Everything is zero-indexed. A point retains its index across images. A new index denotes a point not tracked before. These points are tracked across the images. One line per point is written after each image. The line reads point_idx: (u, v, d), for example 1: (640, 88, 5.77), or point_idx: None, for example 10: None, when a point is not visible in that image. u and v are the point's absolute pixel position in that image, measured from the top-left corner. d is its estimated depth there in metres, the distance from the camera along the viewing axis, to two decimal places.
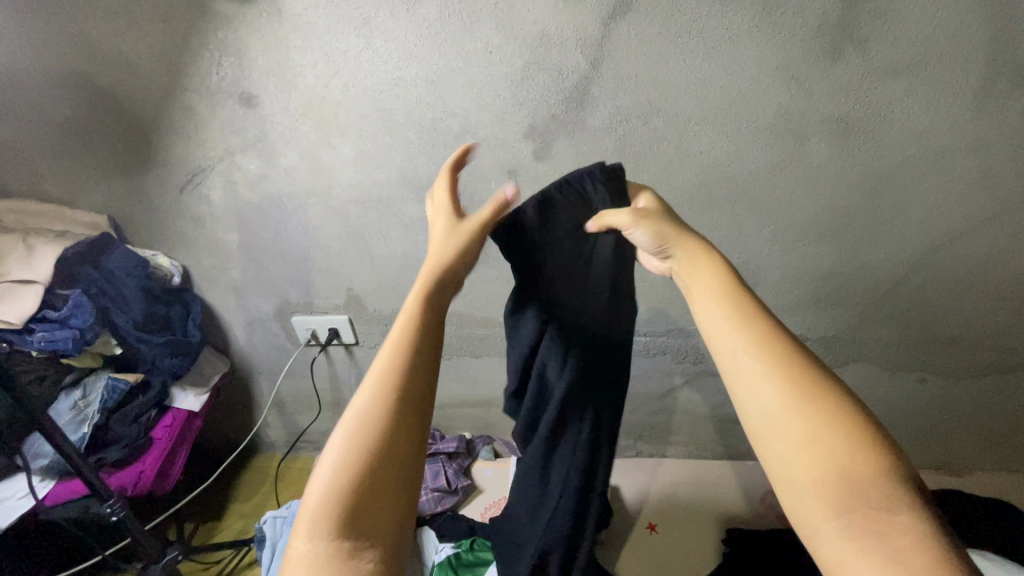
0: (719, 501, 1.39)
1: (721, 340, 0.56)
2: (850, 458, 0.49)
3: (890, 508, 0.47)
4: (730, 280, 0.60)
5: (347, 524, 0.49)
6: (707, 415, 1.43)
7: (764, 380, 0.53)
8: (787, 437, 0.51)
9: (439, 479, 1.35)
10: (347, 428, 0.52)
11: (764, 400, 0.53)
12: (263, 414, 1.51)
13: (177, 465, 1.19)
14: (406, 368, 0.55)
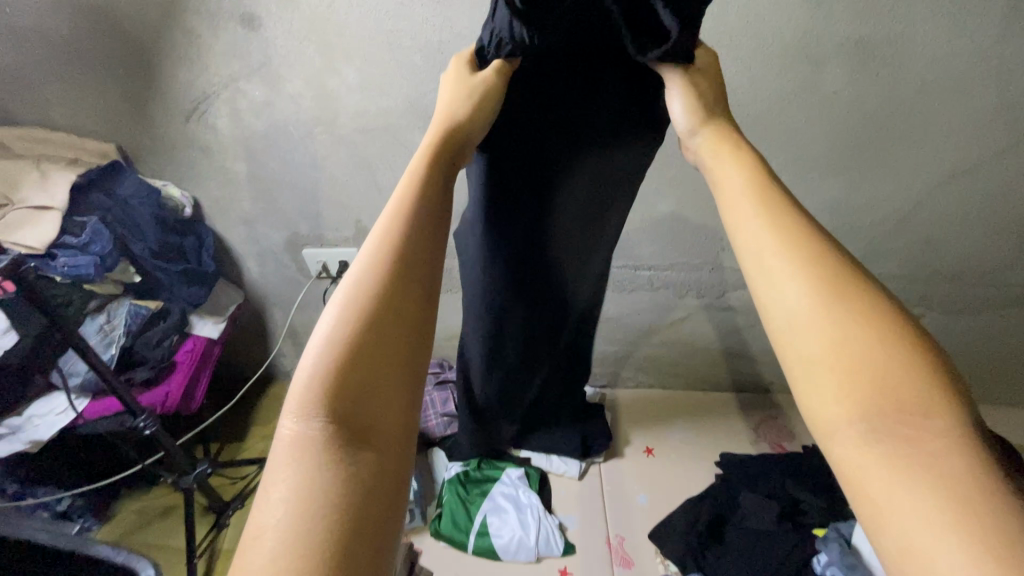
0: (717, 429, 1.47)
1: (741, 230, 0.46)
2: (886, 362, 0.37)
3: (927, 421, 0.35)
4: (764, 172, 0.49)
5: (350, 400, 0.39)
6: (709, 348, 1.47)
7: (789, 269, 0.42)
8: (811, 332, 0.39)
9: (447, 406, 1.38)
10: (346, 294, 0.43)
11: (787, 286, 0.42)
12: (278, 344, 1.57)
13: (201, 386, 1.27)
14: (408, 231, 0.46)
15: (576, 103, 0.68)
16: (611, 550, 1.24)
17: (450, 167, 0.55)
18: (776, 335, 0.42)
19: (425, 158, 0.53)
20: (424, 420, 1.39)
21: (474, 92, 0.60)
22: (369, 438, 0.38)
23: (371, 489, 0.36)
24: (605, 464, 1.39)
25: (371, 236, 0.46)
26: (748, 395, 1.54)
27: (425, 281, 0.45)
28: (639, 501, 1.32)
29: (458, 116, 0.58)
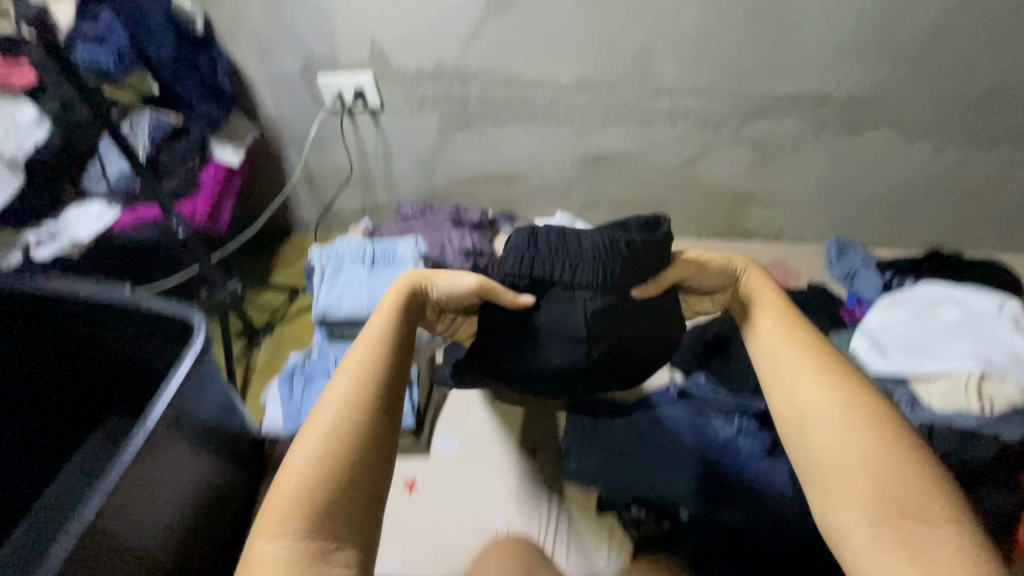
0: None
1: (794, 372, 0.78)
2: (901, 466, 0.67)
3: (931, 521, 0.63)
4: (801, 322, 0.83)
5: (327, 511, 0.61)
6: (725, 186, 1.52)
7: (824, 390, 0.75)
8: (843, 434, 0.70)
9: (466, 243, 1.45)
10: (323, 433, 0.66)
11: (819, 399, 0.74)
12: (295, 191, 1.60)
13: (226, 209, 1.30)
14: (371, 394, 0.71)
15: (615, 322, 0.91)
16: None
17: (405, 333, 0.81)
18: (804, 426, 0.75)
19: (379, 336, 0.78)
20: (442, 256, 1.45)
21: (458, 289, 0.88)
22: (337, 530, 0.61)
23: (348, 560, 0.60)
24: None
25: (339, 394, 0.70)
26: (763, 242, 1.62)
27: (389, 424, 0.71)
28: None
29: (409, 292, 0.85)
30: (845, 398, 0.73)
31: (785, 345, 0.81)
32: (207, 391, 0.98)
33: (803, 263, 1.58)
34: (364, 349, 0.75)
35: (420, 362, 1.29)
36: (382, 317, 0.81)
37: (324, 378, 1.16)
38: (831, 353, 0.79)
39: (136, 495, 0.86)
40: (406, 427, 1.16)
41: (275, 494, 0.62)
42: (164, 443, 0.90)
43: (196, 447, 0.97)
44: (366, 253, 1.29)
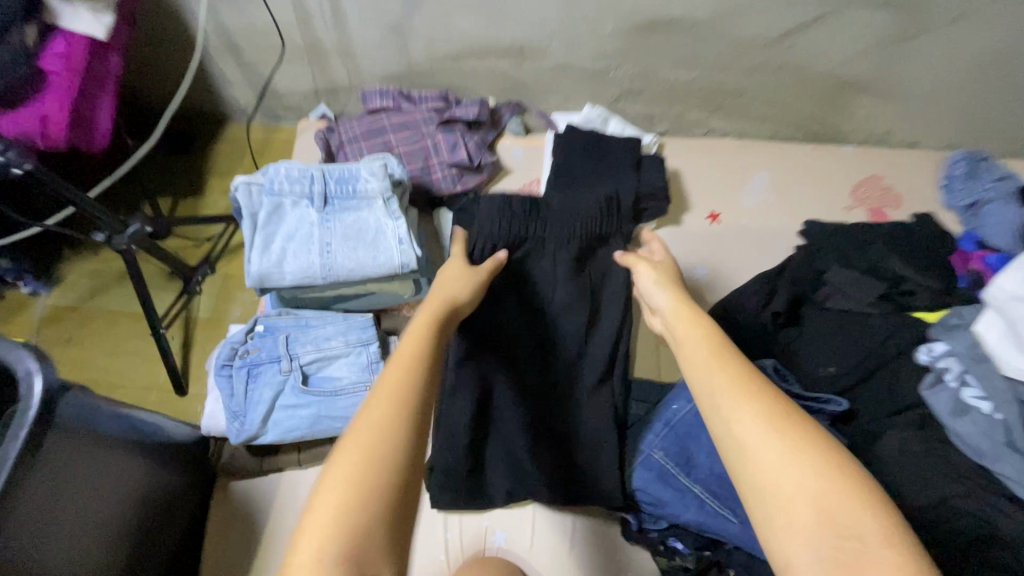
0: (811, 193, 1.18)
1: (711, 390, 0.55)
2: (828, 473, 0.48)
3: (863, 537, 0.44)
4: (716, 333, 0.61)
5: (360, 554, 0.44)
6: (826, 74, 1.07)
7: (745, 402, 0.53)
8: (770, 461, 0.49)
9: (457, 153, 1.08)
10: (343, 456, 0.47)
11: (742, 425, 0.52)
12: (219, 64, 1.16)
13: (102, 115, 0.90)
14: (399, 400, 0.51)
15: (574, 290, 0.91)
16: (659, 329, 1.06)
17: (442, 325, 0.61)
18: (722, 440, 0.53)
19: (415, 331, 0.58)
20: (427, 173, 1.09)
21: (474, 284, 0.71)
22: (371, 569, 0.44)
23: None
24: (661, 232, 1.15)
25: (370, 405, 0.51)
26: (855, 147, 1.22)
27: (419, 447, 0.50)
28: (695, 273, 1.11)
29: (445, 285, 0.68)
30: (749, 411, 0.52)
31: (706, 365, 0.58)
32: (93, 417, 0.72)
33: (906, 180, 1.19)
34: (396, 372, 0.53)
35: (400, 324, 1.01)
36: (420, 327, 0.59)
37: (272, 364, 0.88)
38: (728, 355, 0.58)
39: (29, 539, 0.63)
40: None
41: (294, 552, 0.44)
42: (54, 476, 0.65)
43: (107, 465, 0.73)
44: (313, 182, 0.89)
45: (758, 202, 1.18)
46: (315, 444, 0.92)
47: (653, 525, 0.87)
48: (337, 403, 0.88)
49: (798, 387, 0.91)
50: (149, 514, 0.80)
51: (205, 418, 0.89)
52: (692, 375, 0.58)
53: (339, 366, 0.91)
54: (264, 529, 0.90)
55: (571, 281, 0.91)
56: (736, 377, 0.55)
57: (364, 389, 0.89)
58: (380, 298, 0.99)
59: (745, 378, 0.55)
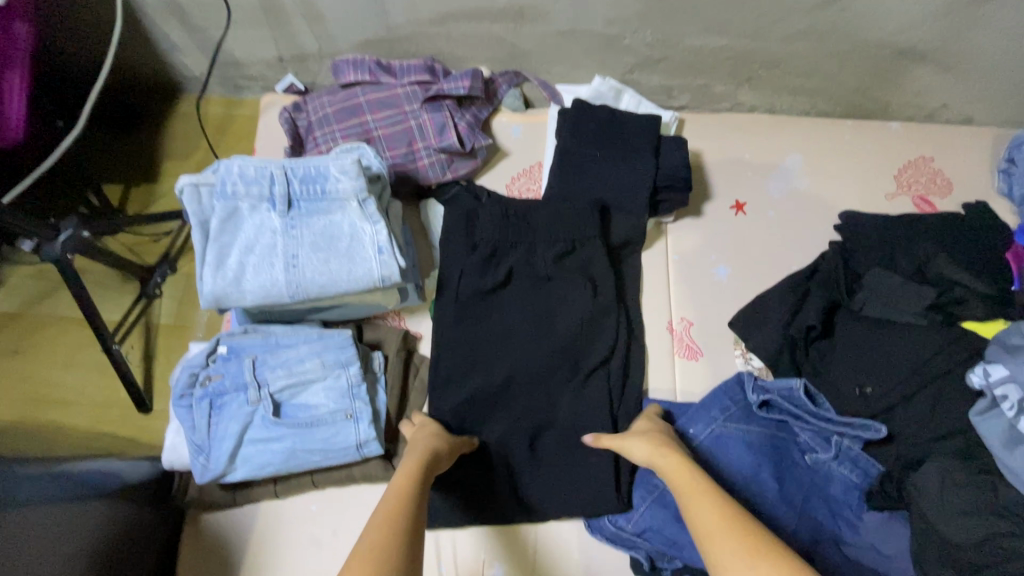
0: (849, 179, 1.05)
1: (701, 536, 0.62)
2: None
3: None
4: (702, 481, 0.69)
5: None
6: (877, 40, 0.91)
7: (731, 542, 0.59)
8: None
9: (446, 137, 0.93)
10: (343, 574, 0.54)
11: (728, 564, 0.58)
12: (164, 29, 0.99)
13: (14, 98, 0.76)
14: (387, 530, 0.60)
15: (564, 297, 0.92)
16: (674, 338, 0.95)
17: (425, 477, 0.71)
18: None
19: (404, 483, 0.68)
20: (411, 160, 0.95)
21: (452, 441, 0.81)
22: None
23: None
24: (678, 226, 1.01)
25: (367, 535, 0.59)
26: (901, 124, 1.07)
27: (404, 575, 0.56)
28: (717, 274, 0.98)
29: (421, 434, 0.79)
30: (735, 545, 0.59)
31: (698, 507, 0.65)
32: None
33: (958, 162, 1.05)
34: (385, 515, 0.62)
35: (385, 337, 0.90)
36: (402, 476, 0.70)
37: (238, 394, 0.77)
38: (715, 494, 0.67)
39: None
40: (371, 455, 0.80)
41: None
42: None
43: (17, 539, 0.62)
44: (274, 183, 0.75)
45: (789, 189, 1.04)
46: (293, 475, 0.83)
47: (667, 563, 0.80)
48: (315, 434, 0.78)
49: (831, 412, 0.83)
50: (111, 564, 0.69)
51: (166, 451, 0.79)
52: (686, 511, 0.66)
53: (315, 392, 0.80)
54: (241, 567, 0.82)
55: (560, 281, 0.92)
56: (722, 514, 0.63)
57: (344, 418, 0.79)
58: (361, 308, 0.88)
59: (726, 513, 0.63)
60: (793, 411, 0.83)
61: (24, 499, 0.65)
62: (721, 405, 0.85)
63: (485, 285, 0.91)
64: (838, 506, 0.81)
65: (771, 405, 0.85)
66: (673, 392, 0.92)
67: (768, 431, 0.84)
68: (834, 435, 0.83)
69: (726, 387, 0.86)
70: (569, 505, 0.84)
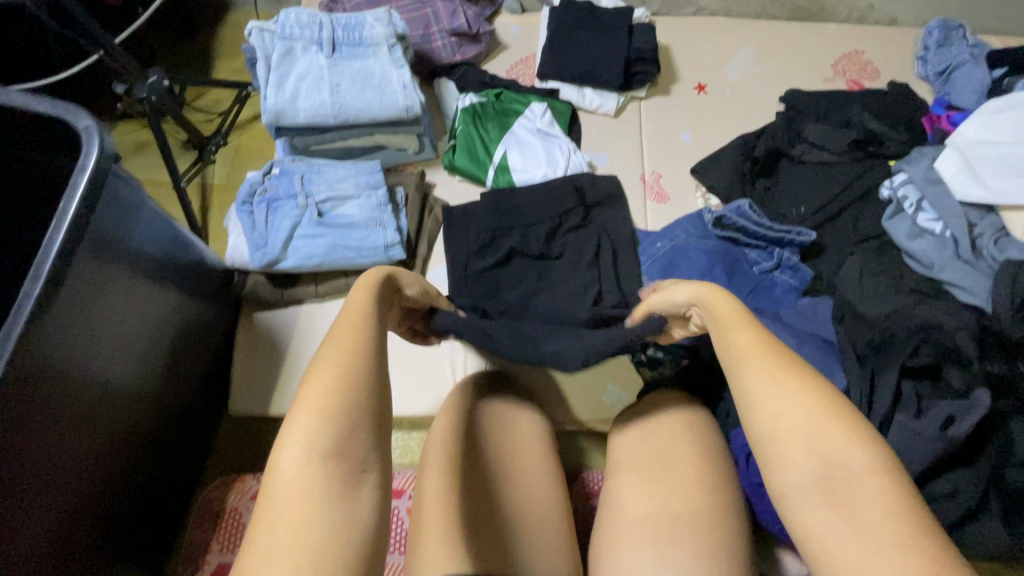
0: (794, 66, 1.24)
1: (733, 356, 0.59)
2: (830, 419, 0.52)
3: (854, 472, 0.49)
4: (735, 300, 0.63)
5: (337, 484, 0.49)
6: None
7: (766, 367, 0.56)
8: (783, 419, 0.53)
9: (456, 20, 1.13)
10: (312, 394, 0.52)
11: (759, 386, 0.55)
12: None
13: None
14: (349, 348, 0.55)
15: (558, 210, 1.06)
16: (646, 187, 1.13)
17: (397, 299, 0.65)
18: (744, 402, 0.56)
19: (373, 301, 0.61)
20: (427, 40, 1.15)
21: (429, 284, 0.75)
22: (362, 478, 0.51)
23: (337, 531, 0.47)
24: (649, 101, 1.21)
25: (331, 352, 0.55)
26: (837, 24, 1.28)
27: (375, 397, 0.54)
28: (683, 139, 1.17)
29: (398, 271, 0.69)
30: (768, 363, 0.56)
31: (735, 326, 0.60)
32: (126, 230, 0.77)
33: (885, 53, 1.25)
34: (348, 329, 0.57)
35: (405, 178, 1.08)
36: (362, 292, 0.61)
37: (290, 201, 0.96)
38: (752, 318, 0.61)
39: (73, 341, 0.70)
40: (395, 258, 0.98)
41: (274, 484, 0.48)
42: (89, 286, 0.71)
43: (137, 286, 0.80)
44: (322, 29, 0.95)
45: (743, 73, 1.24)
46: (331, 278, 1.00)
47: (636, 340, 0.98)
48: (351, 235, 0.96)
49: (770, 222, 1.00)
50: (171, 341, 0.88)
51: (229, 251, 0.97)
52: (722, 335, 0.61)
53: (351, 206, 0.98)
54: (285, 352, 0.99)
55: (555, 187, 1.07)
56: (755, 332, 0.59)
57: (375, 225, 0.97)
58: (387, 154, 1.07)
59: (759, 330, 0.59)
60: (742, 222, 1.00)
61: (152, 252, 0.82)
62: (683, 226, 1.04)
63: (486, 265, 1.01)
64: (778, 300, 0.98)
65: (725, 224, 1.02)
66: (645, 224, 1.10)
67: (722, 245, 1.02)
68: (774, 248, 1.01)
69: (687, 215, 1.05)
70: (575, 347, 0.69)
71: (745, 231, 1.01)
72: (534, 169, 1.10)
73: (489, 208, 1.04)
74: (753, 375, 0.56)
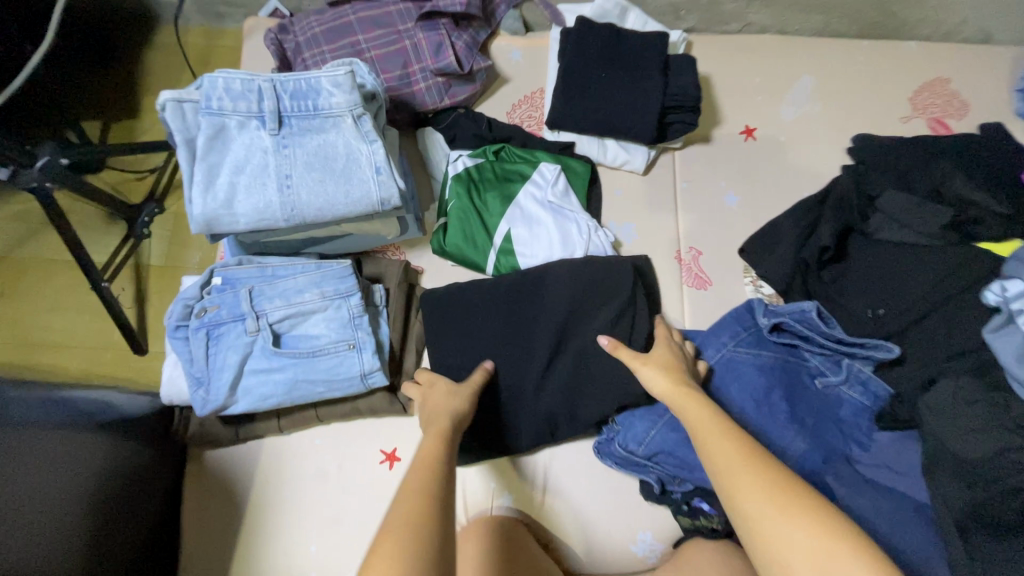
0: (864, 100, 1.00)
1: (721, 475, 0.60)
2: (823, 532, 0.53)
3: None
4: (724, 421, 0.67)
5: None
6: None
7: (759, 485, 0.57)
8: (789, 539, 0.53)
9: (443, 57, 0.88)
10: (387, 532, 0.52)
11: (754, 501, 0.56)
12: None
13: None
14: (422, 488, 0.57)
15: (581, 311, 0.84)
16: (683, 268, 0.92)
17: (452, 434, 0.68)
18: (745, 527, 0.56)
19: (436, 444, 0.65)
20: (407, 83, 0.90)
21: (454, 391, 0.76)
22: None
23: None
24: (685, 150, 0.97)
25: (404, 495, 0.57)
26: (918, 43, 1.03)
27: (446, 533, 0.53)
28: (726, 202, 0.95)
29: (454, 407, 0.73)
30: (758, 483, 0.58)
31: (723, 444, 0.63)
32: None
33: (976, 81, 1.01)
34: (421, 472, 0.60)
35: (387, 270, 0.87)
36: (433, 439, 0.66)
37: (236, 325, 0.75)
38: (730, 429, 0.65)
39: None
40: (375, 386, 0.78)
41: None
42: None
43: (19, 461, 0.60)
44: (262, 98, 0.70)
45: (802, 111, 1.00)
46: (297, 408, 0.81)
47: (677, 488, 0.81)
48: (318, 364, 0.76)
49: (842, 333, 0.81)
50: (99, 510, 0.67)
51: (164, 386, 0.77)
52: (704, 450, 0.64)
53: (316, 323, 0.77)
54: (245, 499, 0.81)
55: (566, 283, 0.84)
56: (743, 452, 0.61)
57: (346, 348, 0.77)
58: (360, 240, 0.85)
59: (748, 449, 0.62)
60: (802, 330, 0.82)
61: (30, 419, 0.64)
62: (731, 331, 0.85)
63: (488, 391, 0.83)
64: (848, 428, 0.81)
65: (782, 329, 0.84)
66: (682, 318, 0.90)
67: (779, 354, 0.84)
68: (844, 358, 0.83)
69: (736, 314, 0.85)
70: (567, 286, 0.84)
71: (807, 340, 0.83)
72: (543, 248, 0.88)
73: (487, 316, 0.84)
74: (749, 492, 0.57)
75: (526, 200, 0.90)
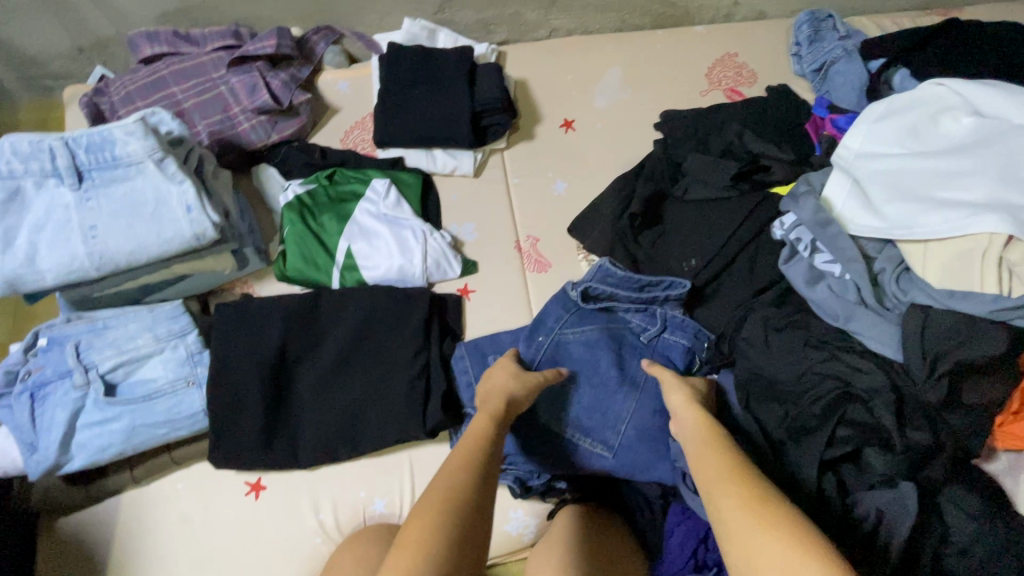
0: (665, 82, 1.11)
1: (710, 483, 0.57)
2: (791, 537, 0.47)
3: None
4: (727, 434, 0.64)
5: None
6: None
7: (738, 495, 0.53)
8: (751, 541, 0.49)
9: (259, 96, 0.93)
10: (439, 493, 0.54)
11: (725, 505, 0.53)
12: None
13: None
14: (472, 462, 0.58)
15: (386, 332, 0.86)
16: (522, 255, 0.98)
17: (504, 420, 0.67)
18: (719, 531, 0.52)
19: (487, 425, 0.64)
20: (230, 125, 0.94)
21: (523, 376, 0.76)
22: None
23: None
24: (512, 149, 1.05)
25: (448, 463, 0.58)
26: (705, 27, 1.16)
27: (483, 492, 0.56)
28: (555, 190, 1.02)
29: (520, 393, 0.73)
30: (737, 492, 0.53)
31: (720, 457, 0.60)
32: None
33: (758, 52, 1.13)
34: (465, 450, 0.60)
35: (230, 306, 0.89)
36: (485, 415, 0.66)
37: (64, 381, 0.75)
38: (724, 445, 0.62)
39: None
40: (221, 418, 0.79)
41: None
42: None
43: None
44: (56, 155, 0.72)
45: (613, 99, 1.09)
46: (150, 456, 0.81)
47: (537, 482, 0.83)
48: (156, 406, 0.77)
49: (635, 275, 0.86)
50: None
51: None
52: (698, 461, 0.61)
53: (152, 366, 0.78)
54: (106, 557, 0.79)
55: (368, 302, 0.87)
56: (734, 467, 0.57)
57: (185, 386, 0.78)
58: (197, 282, 0.86)
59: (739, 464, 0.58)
60: (612, 290, 0.87)
61: None
62: (555, 314, 0.87)
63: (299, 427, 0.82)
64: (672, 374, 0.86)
65: (594, 294, 0.88)
66: (527, 302, 0.95)
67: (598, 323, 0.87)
68: (653, 305, 0.88)
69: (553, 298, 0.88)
70: (364, 301, 0.87)
71: (617, 294, 0.87)
72: (383, 260, 0.92)
73: (332, 336, 0.85)
74: (726, 500, 0.53)
75: (361, 216, 0.94)
